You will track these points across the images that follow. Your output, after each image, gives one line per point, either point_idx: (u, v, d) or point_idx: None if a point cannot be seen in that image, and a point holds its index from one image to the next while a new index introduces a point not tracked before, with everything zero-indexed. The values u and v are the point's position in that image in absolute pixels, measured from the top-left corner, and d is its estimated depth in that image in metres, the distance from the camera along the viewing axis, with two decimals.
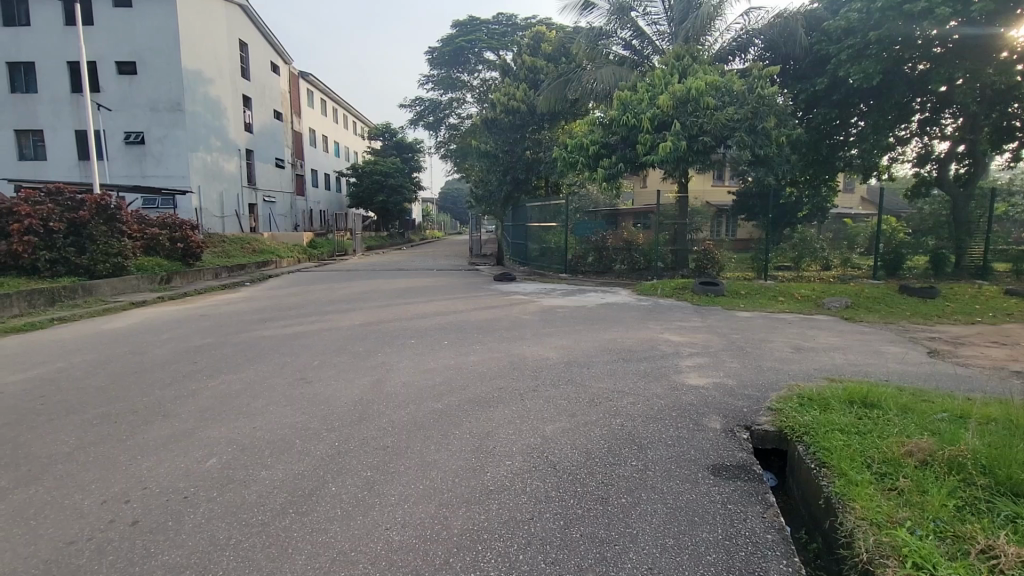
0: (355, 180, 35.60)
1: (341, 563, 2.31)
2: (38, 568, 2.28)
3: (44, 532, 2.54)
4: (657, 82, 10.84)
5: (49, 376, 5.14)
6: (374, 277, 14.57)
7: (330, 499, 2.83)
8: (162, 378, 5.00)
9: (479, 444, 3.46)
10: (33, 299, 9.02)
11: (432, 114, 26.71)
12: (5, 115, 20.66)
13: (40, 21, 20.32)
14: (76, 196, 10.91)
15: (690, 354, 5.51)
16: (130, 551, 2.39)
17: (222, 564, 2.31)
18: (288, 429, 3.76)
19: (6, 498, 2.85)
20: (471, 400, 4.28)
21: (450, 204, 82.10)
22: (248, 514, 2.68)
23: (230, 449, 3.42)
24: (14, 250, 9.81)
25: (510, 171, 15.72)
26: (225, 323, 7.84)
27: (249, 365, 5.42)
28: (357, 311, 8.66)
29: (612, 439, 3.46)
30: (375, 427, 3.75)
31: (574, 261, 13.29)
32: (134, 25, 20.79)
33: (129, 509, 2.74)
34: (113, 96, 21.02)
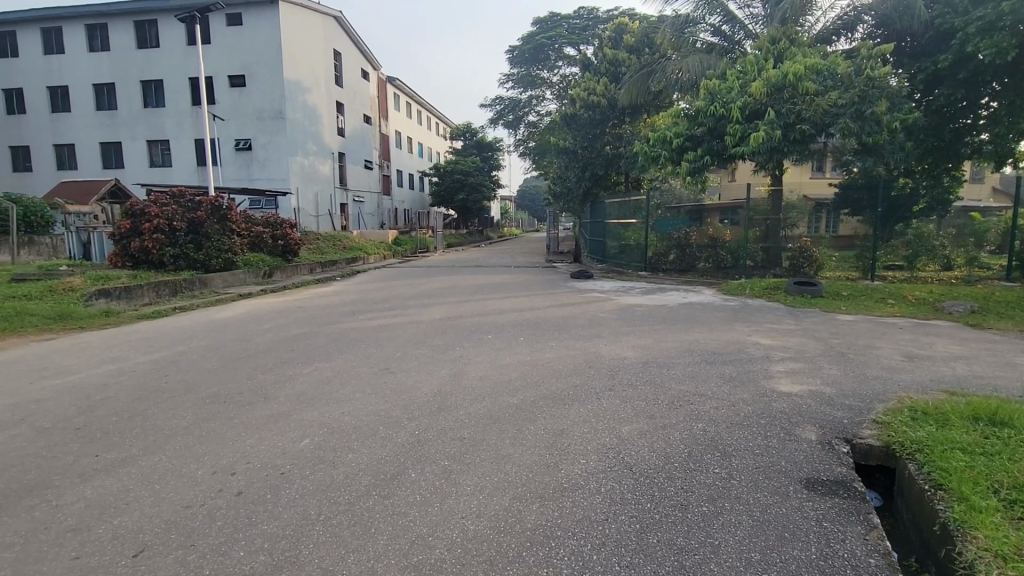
0: (437, 180, 36.83)
1: (419, 547, 2.39)
2: (160, 527, 2.58)
3: (166, 495, 2.86)
4: (749, 69, 10.24)
5: (172, 358, 5.81)
6: (452, 274, 14.95)
7: (410, 484, 2.95)
8: (264, 364, 5.47)
9: (553, 441, 3.44)
10: (160, 290, 10.21)
11: (511, 113, 26.87)
12: (139, 128, 23.49)
13: (167, 42, 22.90)
14: (194, 198, 12.29)
15: (782, 359, 5.14)
16: (234, 518, 2.64)
17: (313, 537, 2.47)
18: (372, 415, 3.96)
19: (135, 463, 3.24)
20: (546, 396, 4.28)
21: (529, 202, 82.88)
22: (336, 493, 2.86)
23: (320, 432, 3.67)
24: (145, 246, 11.19)
25: (588, 167, 15.55)
26: (318, 315, 8.41)
27: (338, 355, 5.78)
28: (437, 306, 8.95)
29: (692, 444, 3.32)
30: (452, 418, 3.86)
31: (653, 259, 12.89)
32: (244, 41, 22.87)
33: (234, 481, 3.01)
34: (226, 106, 23.22)
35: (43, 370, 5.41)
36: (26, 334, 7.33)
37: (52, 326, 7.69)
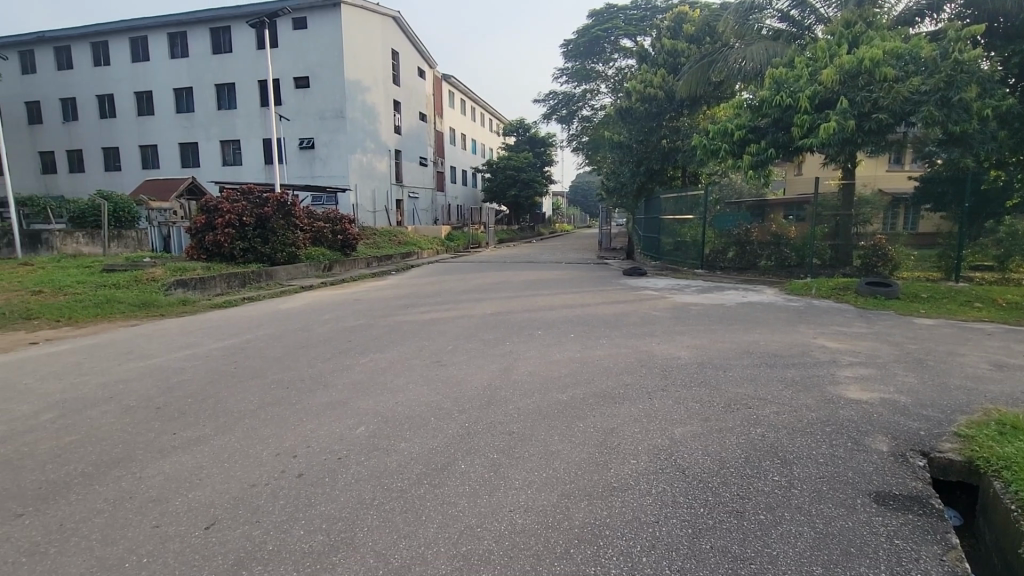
0: (490, 176, 37.13)
1: (468, 538, 2.42)
2: (229, 502, 2.75)
3: (235, 473, 3.06)
4: (820, 56, 9.69)
5: (240, 345, 6.18)
6: (503, 269, 15.04)
7: (460, 475, 3.00)
8: (323, 353, 5.71)
9: (603, 439, 3.40)
10: (231, 281, 10.86)
11: (565, 107, 26.65)
12: (213, 129, 25.05)
13: (239, 48, 24.29)
14: (261, 195, 13.03)
15: (851, 364, 4.82)
16: (296, 498, 2.77)
17: (368, 521, 2.56)
18: (424, 406, 4.05)
19: (207, 442, 3.48)
20: (597, 394, 4.23)
21: (581, 197, 82.02)
22: (389, 480, 2.95)
23: (375, 420, 3.79)
24: (218, 240, 11.96)
25: (644, 162, 15.20)
26: (373, 308, 8.70)
27: (393, 346, 5.96)
28: (487, 301, 9.04)
29: (750, 449, 3.19)
30: (502, 412, 3.89)
31: (711, 256, 12.47)
32: (308, 44, 23.88)
33: (296, 463, 3.17)
34: (291, 106, 24.32)
35: (130, 353, 5.91)
36: (115, 319, 8.01)
37: (136, 313, 8.35)
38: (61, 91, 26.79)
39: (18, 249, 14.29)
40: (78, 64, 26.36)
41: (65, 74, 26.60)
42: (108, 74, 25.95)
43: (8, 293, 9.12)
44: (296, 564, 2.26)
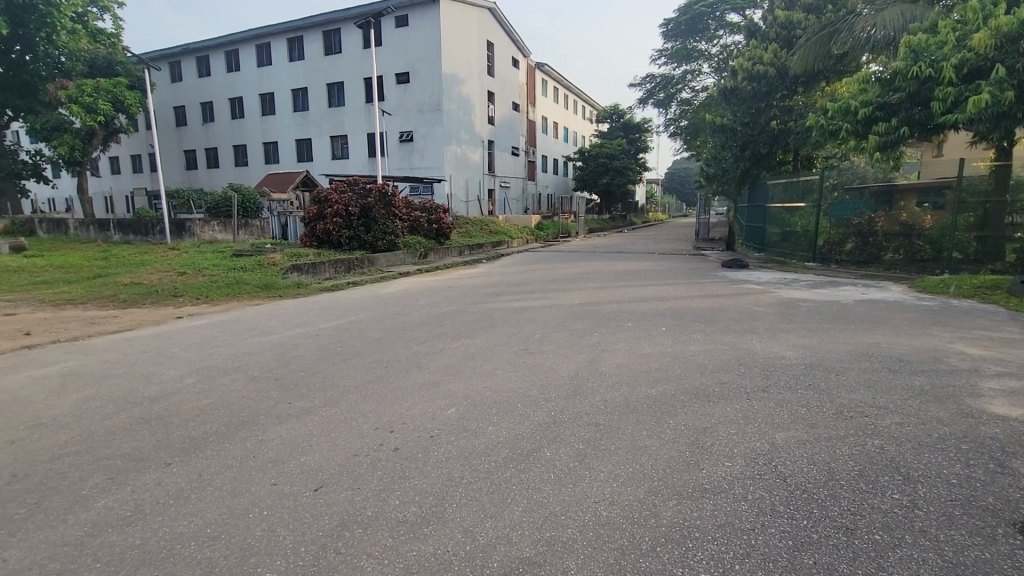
0: (582, 164, 36.67)
1: (552, 524, 2.44)
2: (334, 469, 3.00)
3: (339, 442, 3.32)
4: (970, 17, 8.39)
5: (345, 326, 6.67)
6: (593, 259, 14.83)
7: (545, 462, 3.02)
8: (418, 336, 6.01)
9: (695, 438, 3.26)
10: (338, 266, 11.73)
11: (663, 90, 25.49)
12: (324, 125, 27.09)
13: (348, 48, 25.96)
14: (366, 186, 13.94)
15: (997, 375, 4.18)
16: (392, 470, 2.96)
17: (456, 498, 2.67)
18: (512, 393, 4.12)
19: (316, 412, 3.81)
20: (690, 391, 4.05)
21: (677, 184, 78.43)
22: (478, 461, 3.04)
23: (465, 403, 3.92)
24: (329, 229, 13.01)
25: (749, 146, 14.15)
26: (465, 295, 8.98)
27: (482, 333, 6.11)
28: (576, 291, 8.98)
29: (864, 461, 2.89)
30: (588, 403, 3.86)
31: (826, 248, 11.40)
32: (409, 40, 24.92)
33: (392, 438, 3.38)
34: (392, 101, 25.61)
35: (254, 329, 6.63)
36: (242, 298, 9.02)
37: (259, 294, 9.32)
38: (202, 96, 30.36)
39: (168, 235, 16.63)
40: (214, 71, 29.68)
41: (205, 80, 30.07)
42: (238, 79, 28.93)
43: (161, 274, 10.57)
44: (391, 532, 2.41)
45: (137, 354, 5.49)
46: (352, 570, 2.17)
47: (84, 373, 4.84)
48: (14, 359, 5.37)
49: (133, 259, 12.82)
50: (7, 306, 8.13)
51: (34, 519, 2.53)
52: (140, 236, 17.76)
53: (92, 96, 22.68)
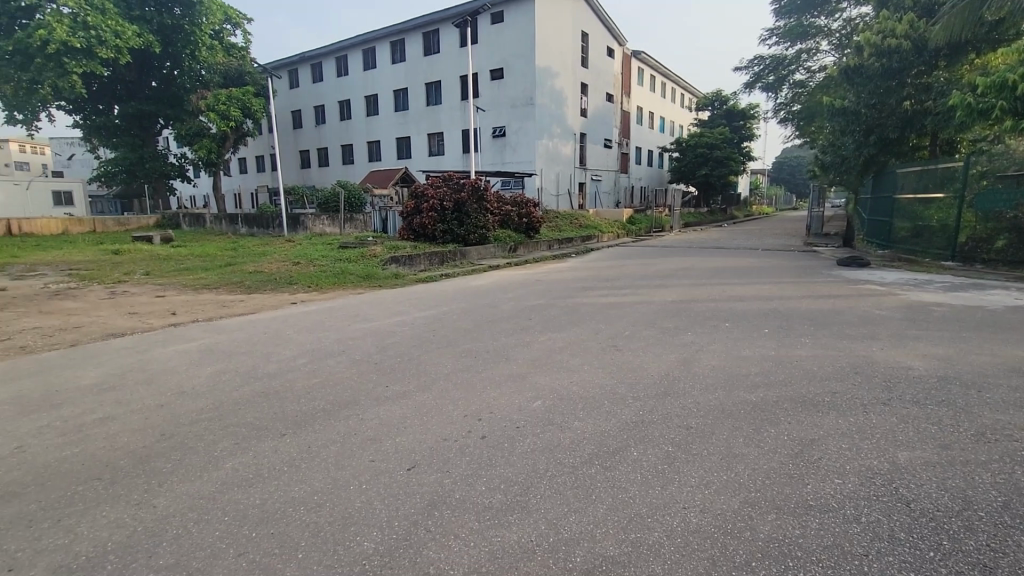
0: (679, 155, 35.11)
1: (637, 527, 2.37)
2: (426, 451, 3.14)
3: (430, 427, 3.46)
4: None
5: (438, 316, 6.95)
6: (690, 255, 14.15)
7: (632, 462, 2.94)
8: (506, 329, 6.11)
9: (800, 451, 3.00)
10: (432, 259, 12.25)
11: (773, 73, 23.53)
12: (422, 123, 28.31)
13: (446, 47, 26.82)
14: (460, 181, 14.44)
15: None
16: (479, 457, 3.04)
17: (540, 490, 2.69)
18: (600, 389, 4.06)
19: (410, 396, 4.01)
20: (794, 398, 3.75)
21: (788, 174, 72.49)
22: (563, 455, 3.03)
23: (551, 397, 3.92)
24: (425, 223, 13.67)
25: (874, 130, 12.68)
26: (553, 289, 8.98)
27: (569, 328, 6.07)
28: (670, 287, 8.63)
29: (1011, 493, 2.49)
30: (679, 405, 3.70)
31: (969, 246, 9.98)
32: (503, 36, 25.19)
33: (480, 425, 3.47)
34: (486, 97, 26.12)
35: (357, 316, 7.13)
36: (346, 287, 9.73)
37: (361, 284, 9.99)
38: (315, 100, 33.00)
39: (285, 228, 18.36)
40: (327, 76, 32.11)
41: (318, 85, 32.65)
42: (347, 83, 31.06)
43: (279, 264, 11.68)
44: (478, 516, 2.48)
45: (259, 335, 6.11)
46: (440, 549, 2.26)
47: (217, 350, 5.49)
48: (164, 334, 6.24)
49: (257, 250, 14.31)
50: (158, 289, 9.44)
51: (177, 473, 2.91)
52: (262, 229, 19.76)
53: (226, 104, 25.51)
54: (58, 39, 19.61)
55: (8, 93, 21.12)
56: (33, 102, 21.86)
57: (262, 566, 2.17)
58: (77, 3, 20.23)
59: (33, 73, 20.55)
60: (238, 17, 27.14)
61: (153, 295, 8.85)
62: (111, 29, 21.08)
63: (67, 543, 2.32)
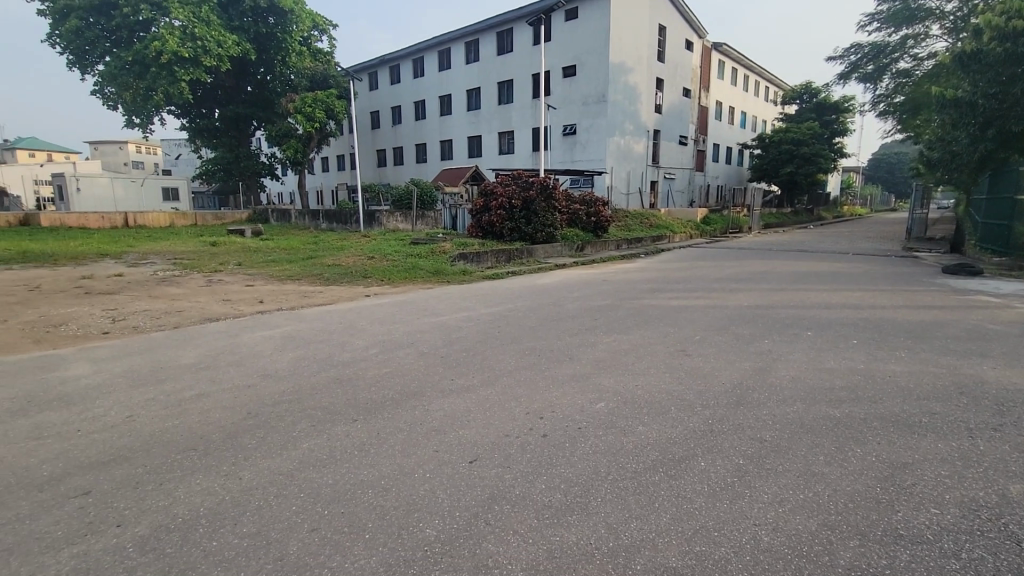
0: (761, 152, 33.25)
1: (704, 539, 2.27)
2: (488, 445, 3.17)
3: (492, 421, 3.50)
4: None
5: (503, 313, 7.02)
6: (769, 258, 13.38)
7: (700, 472, 2.82)
8: (572, 328, 6.06)
9: (889, 474, 2.74)
10: (500, 256, 12.38)
11: (872, 62, 21.55)
12: (493, 122, 28.69)
13: (519, 46, 26.95)
14: (529, 180, 14.53)
15: None
16: (540, 455, 3.03)
17: (601, 492, 2.64)
18: (666, 394, 3.92)
19: (474, 391, 4.08)
20: (884, 417, 3.43)
21: (886, 172, 66.65)
22: (626, 459, 2.96)
23: (615, 399, 3.85)
24: (494, 220, 13.90)
25: (994, 123, 11.32)
26: (621, 289, 8.81)
27: (636, 330, 5.92)
28: (746, 291, 8.21)
29: None
30: (753, 416, 3.50)
31: None
32: (577, 33, 24.94)
33: (542, 423, 3.46)
34: (557, 95, 26.01)
35: (426, 309, 7.36)
36: (416, 281, 10.07)
37: (430, 279, 10.28)
38: (393, 101, 34.35)
39: (362, 224, 19.27)
40: (404, 78, 33.32)
41: (396, 87, 33.95)
42: (423, 83, 32.05)
43: (356, 257, 12.28)
44: (537, 513, 2.48)
45: (335, 324, 6.46)
46: (498, 542, 2.28)
47: (298, 337, 5.85)
48: (253, 320, 6.76)
49: (335, 244, 15.13)
50: (249, 279, 10.20)
51: (260, 449, 3.13)
52: (341, 225, 20.87)
53: (311, 106, 27.13)
54: (170, 50, 21.66)
55: (128, 99, 23.61)
56: (147, 107, 24.27)
57: (333, 542, 2.29)
58: (186, 17, 22.33)
59: (149, 82, 22.86)
60: (325, 24, 28.72)
61: (244, 284, 9.59)
62: (215, 40, 23.07)
63: (166, 505, 2.56)
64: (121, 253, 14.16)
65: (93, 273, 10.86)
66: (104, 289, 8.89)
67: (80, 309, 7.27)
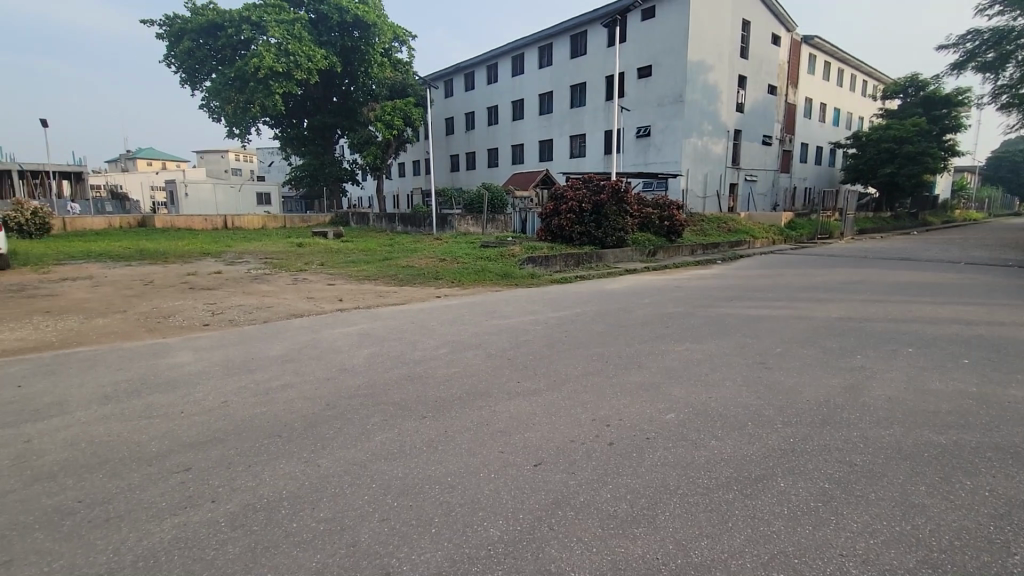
0: (856, 152, 30.80)
1: (782, 565, 2.11)
2: (552, 450, 3.14)
3: (558, 426, 3.47)
4: None
5: (570, 317, 6.96)
6: (864, 266, 12.30)
7: (779, 493, 2.63)
8: (642, 335, 5.90)
9: (1008, 513, 2.41)
10: (568, 260, 12.28)
11: (992, 49, 19.35)
12: (565, 126, 28.63)
13: (593, 48, 26.74)
14: (600, 183, 14.37)
15: None
16: (605, 463, 2.96)
17: (669, 506, 2.53)
18: (742, 409, 3.71)
19: (542, 394, 4.05)
20: (1002, 447, 3.04)
21: (1008, 173, 59.38)
22: (697, 474, 2.82)
23: (687, 410, 3.69)
24: (563, 223, 13.90)
25: None
26: (696, 296, 8.45)
27: (710, 339, 5.65)
28: (837, 302, 7.60)
29: None
30: (841, 437, 3.23)
31: None
32: (653, 32, 24.36)
33: (609, 431, 3.38)
34: (632, 97, 25.51)
35: (494, 312, 7.44)
36: (485, 284, 10.22)
37: (500, 282, 10.41)
38: (467, 107, 35.23)
39: (435, 227, 19.84)
40: (479, 84, 34.06)
41: (471, 93, 34.81)
42: (497, 89, 32.60)
43: (428, 259, 12.68)
44: (601, 522, 2.42)
45: (408, 324, 6.70)
46: (563, 548, 2.25)
47: (373, 334, 6.12)
48: (332, 317, 7.15)
49: (410, 247, 15.75)
50: (331, 278, 10.81)
51: (336, 440, 3.29)
52: (415, 228, 21.67)
53: (390, 114, 28.43)
54: (266, 66, 23.53)
55: (229, 112, 25.81)
56: (246, 119, 26.38)
57: (401, 533, 2.36)
58: (281, 35, 24.21)
59: (247, 95, 24.92)
60: (405, 35, 29.98)
61: (326, 283, 10.17)
62: (306, 54, 24.75)
63: (253, 486, 2.76)
64: (221, 253, 15.48)
65: (198, 270, 11.97)
66: (206, 285, 9.76)
67: (185, 302, 8.02)
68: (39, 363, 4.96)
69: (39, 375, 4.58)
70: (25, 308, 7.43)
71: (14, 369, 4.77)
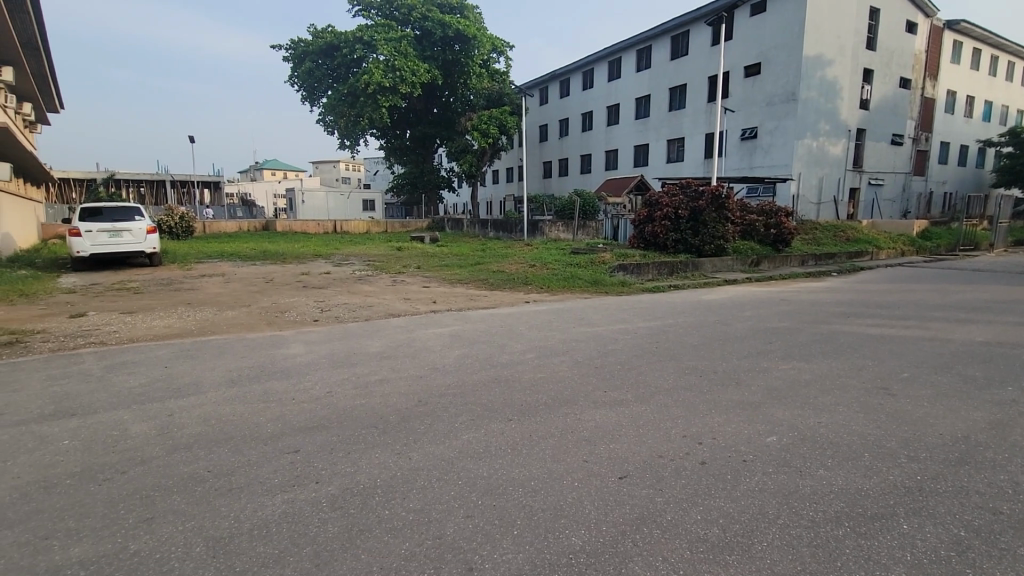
0: (1013, 150, 26.65)
1: None
2: (638, 465, 3.00)
3: (646, 440, 3.33)
4: None
5: (662, 328, 6.67)
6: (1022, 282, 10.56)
7: (900, 535, 2.32)
8: (743, 350, 5.51)
9: None
10: (661, 268, 11.83)
11: None
12: (662, 129, 27.76)
13: (695, 48, 25.66)
14: (698, 188, 13.76)
15: None
16: (698, 483, 2.78)
17: (767, 536, 2.32)
18: (858, 437, 3.32)
19: (630, 406, 3.92)
20: None
21: None
22: (801, 505, 2.56)
23: (791, 434, 3.37)
24: (657, 230, 13.49)
25: None
26: (806, 311, 7.74)
27: (823, 358, 5.13)
28: (984, 324, 6.58)
29: None
30: (986, 479, 2.77)
31: None
32: (763, 28, 22.89)
33: (701, 450, 3.18)
34: (736, 97, 24.12)
35: (582, 319, 7.34)
36: (574, 290, 10.15)
37: (589, 289, 10.27)
38: (562, 114, 35.38)
39: (526, 232, 20.00)
40: (575, 90, 34.10)
41: (566, 100, 34.94)
42: (592, 94, 32.43)
43: (518, 265, 12.85)
44: (689, 545, 2.27)
45: (497, 327, 6.81)
46: (647, 566, 2.14)
47: (464, 336, 6.29)
48: (426, 318, 7.46)
49: (501, 252, 16.09)
50: (426, 281, 11.32)
51: (426, 435, 3.41)
52: (506, 234, 22.11)
53: (486, 123, 29.35)
54: (375, 82, 25.33)
55: (342, 125, 28.10)
56: (356, 131, 28.51)
57: (485, 532, 2.38)
58: (389, 52, 25.97)
59: (358, 110, 26.89)
60: (503, 46, 30.77)
61: (422, 285, 10.66)
62: (410, 69, 26.32)
63: (350, 471, 2.93)
64: (330, 254, 16.82)
65: (310, 270, 13.07)
66: (316, 284, 10.64)
67: (299, 299, 8.79)
68: (181, 347, 5.67)
69: (181, 358, 5.24)
70: (173, 300, 8.56)
71: (163, 352, 5.49)
